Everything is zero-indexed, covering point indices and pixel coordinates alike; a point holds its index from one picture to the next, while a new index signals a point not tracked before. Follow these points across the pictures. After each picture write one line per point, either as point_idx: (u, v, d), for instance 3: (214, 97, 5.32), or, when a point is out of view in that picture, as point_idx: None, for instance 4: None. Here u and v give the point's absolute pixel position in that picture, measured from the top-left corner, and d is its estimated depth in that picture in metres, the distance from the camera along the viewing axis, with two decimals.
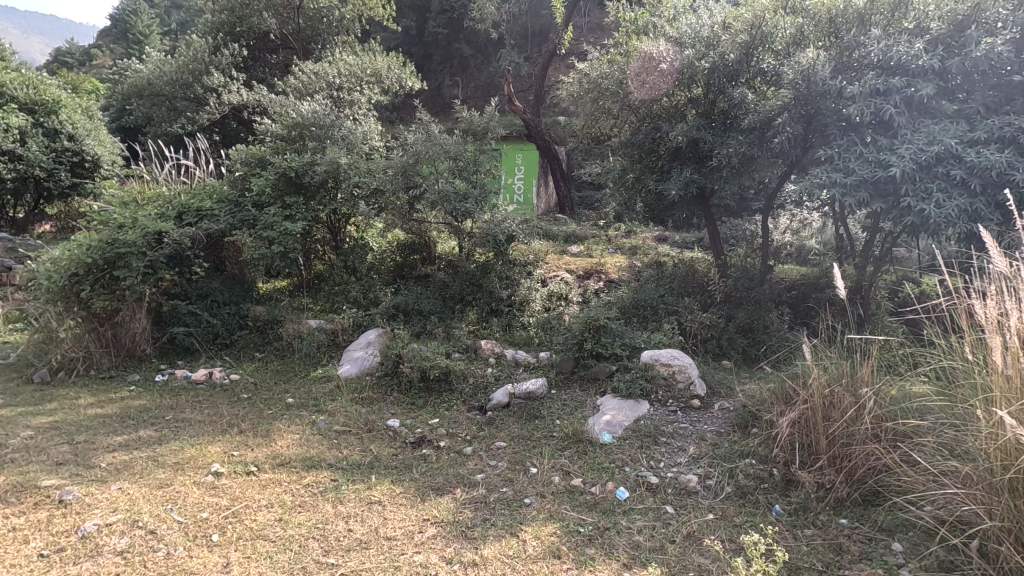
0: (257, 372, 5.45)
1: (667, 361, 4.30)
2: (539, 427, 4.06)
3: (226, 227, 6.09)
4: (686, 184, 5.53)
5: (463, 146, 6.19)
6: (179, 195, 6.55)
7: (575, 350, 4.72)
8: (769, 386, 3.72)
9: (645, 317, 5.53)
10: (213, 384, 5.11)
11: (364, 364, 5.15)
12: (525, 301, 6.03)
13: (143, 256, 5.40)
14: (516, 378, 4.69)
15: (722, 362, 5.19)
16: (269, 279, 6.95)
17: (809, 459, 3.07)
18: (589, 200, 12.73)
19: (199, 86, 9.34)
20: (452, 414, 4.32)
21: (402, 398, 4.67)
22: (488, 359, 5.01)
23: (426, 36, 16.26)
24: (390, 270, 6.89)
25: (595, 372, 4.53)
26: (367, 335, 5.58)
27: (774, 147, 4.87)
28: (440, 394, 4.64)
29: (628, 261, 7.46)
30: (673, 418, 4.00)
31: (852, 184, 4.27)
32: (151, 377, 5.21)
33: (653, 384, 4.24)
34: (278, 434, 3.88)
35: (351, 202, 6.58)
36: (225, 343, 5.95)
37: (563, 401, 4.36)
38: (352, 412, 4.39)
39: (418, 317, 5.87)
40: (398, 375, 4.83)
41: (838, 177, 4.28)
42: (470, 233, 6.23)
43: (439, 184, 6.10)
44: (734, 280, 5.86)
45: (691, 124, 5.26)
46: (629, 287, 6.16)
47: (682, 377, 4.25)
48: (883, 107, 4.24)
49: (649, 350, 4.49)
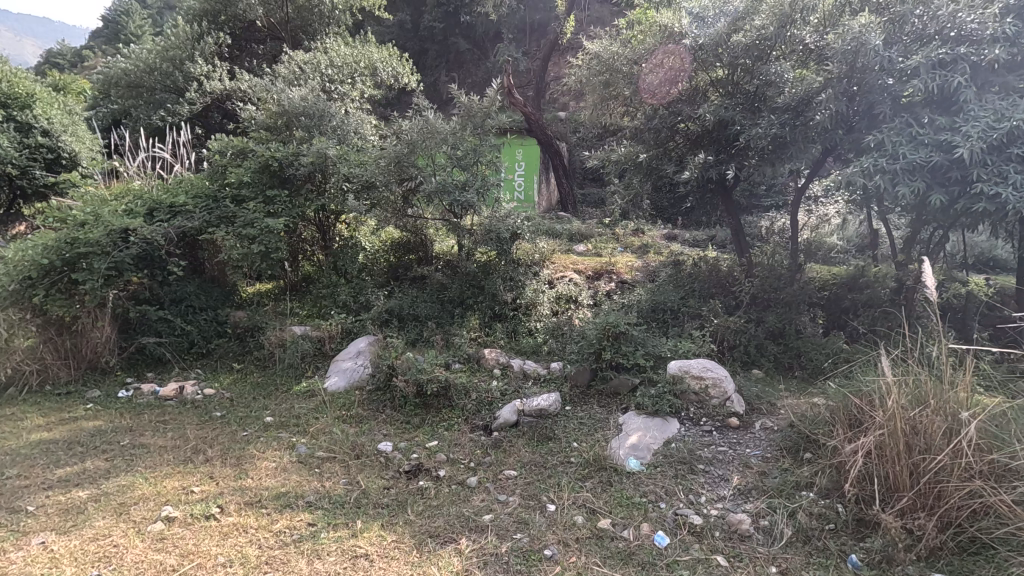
0: (235, 385, 4.89)
1: (700, 375, 3.77)
2: (554, 451, 3.52)
3: (200, 225, 5.52)
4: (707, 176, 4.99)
5: (463, 135, 5.66)
6: (152, 190, 5.97)
7: (592, 360, 4.12)
8: (828, 406, 3.18)
9: (665, 322, 5.00)
10: (183, 400, 4.55)
11: (354, 376, 4.68)
12: (532, 304, 5.48)
13: (107, 257, 4.86)
14: (525, 392, 4.13)
15: (753, 372, 4.66)
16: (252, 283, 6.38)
17: (891, 498, 2.53)
18: (592, 198, 12.21)
19: (180, 76, 8.75)
20: (453, 436, 3.78)
21: (395, 416, 4.11)
22: (492, 369, 4.47)
23: (422, 31, 15.72)
24: (383, 271, 6.34)
25: (616, 385, 3.99)
26: (357, 343, 5.03)
27: (812, 130, 4.31)
28: (439, 411, 4.09)
29: (640, 261, 6.92)
30: (710, 441, 3.47)
31: (907, 170, 3.72)
32: (114, 393, 4.65)
33: (683, 400, 3.73)
34: (252, 463, 3.33)
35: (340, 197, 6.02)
36: (200, 353, 5.40)
37: (580, 419, 3.82)
38: (338, 433, 3.84)
39: (414, 323, 5.32)
40: (391, 390, 4.28)
41: (891, 162, 3.75)
42: (470, 230, 5.69)
43: (436, 176, 5.56)
44: (761, 280, 5.32)
45: (717, 106, 4.72)
46: (646, 288, 5.63)
47: (717, 392, 3.72)
48: (949, 79, 3.67)
49: (677, 360, 3.96)
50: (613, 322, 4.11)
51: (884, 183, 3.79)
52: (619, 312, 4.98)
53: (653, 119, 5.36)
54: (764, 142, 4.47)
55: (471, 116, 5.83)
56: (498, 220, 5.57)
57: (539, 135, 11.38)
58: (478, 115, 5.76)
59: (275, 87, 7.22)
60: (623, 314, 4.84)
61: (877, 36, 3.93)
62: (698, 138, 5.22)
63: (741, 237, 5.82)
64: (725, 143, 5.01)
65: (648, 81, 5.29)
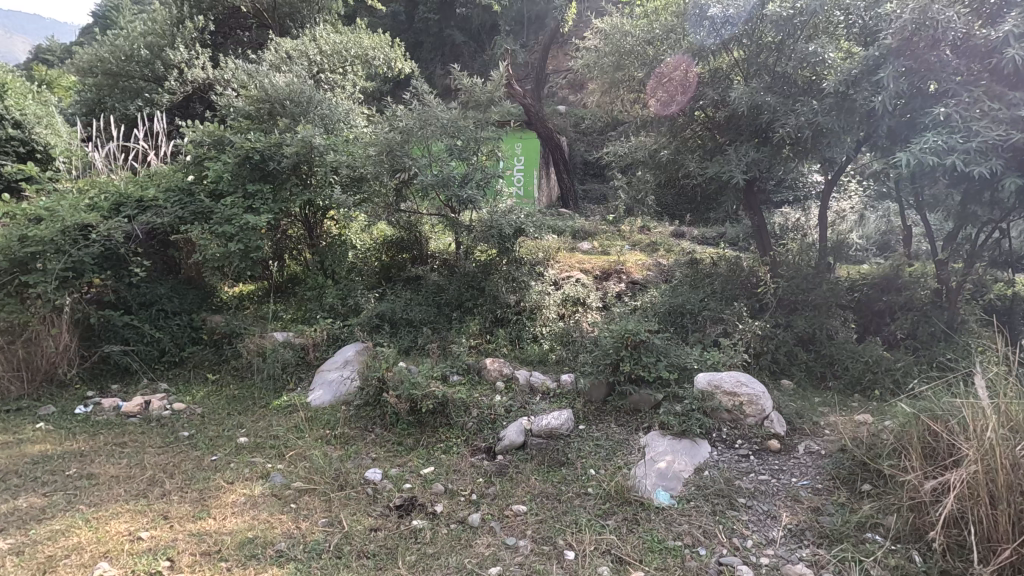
0: (209, 399, 4.41)
1: (732, 391, 3.31)
2: (568, 480, 3.06)
3: (173, 221, 5.02)
4: (751, 169, 4.44)
5: (462, 122, 5.16)
6: (119, 183, 5.45)
7: (608, 373, 3.65)
8: (891, 429, 2.74)
9: (684, 328, 4.55)
10: (148, 417, 4.06)
11: (340, 390, 4.20)
12: (537, 307, 5.01)
13: (64, 257, 4.37)
14: (533, 410, 3.66)
15: (783, 384, 4.21)
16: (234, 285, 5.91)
17: (988, 551, 2.10)
18: (593, 195, 11.75)
19: (159, 63, 8.19)
20: (452, 461, 3.32)
21: (386, 437, 3.65)
22: (495, 382, 4.00)
23: (416, 23, 15.13)
24: (374, 271, 5.86)
25: (635, 402, 3.52)
26: (345, 351, 4.55)
27: (857, 112, 3.87)
28: (436, 431, 3.62)
29: (651, 260, 6.46)
30: (747, 468, 3.02)
31: (979, 148, 3.33)
32: (71, 409, 4.16)
33: (714, 419, 3.27)
34: (216, 498, 2.87)
35: (326, 190, 5.44)
36: (173, 362, 4.93)
37: (596, 441, 3.36)
38: (321, 458, 3.37)
39: (408, 329, 4.85)
40: (381, 406, 3.81)
41: (960, 139, 3.34)
42: (469, 227, 5.20)
43: (433, 167, 5.08)
44: (788, 281, 4.86)
45: (749, 88, 4.25)
46: (661, 290, 5.17)
47: (753, 410, 3.27)
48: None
49: (704, 373, 3.51)
50: (632, 330, 3.65)
51: (952, 163, 3.38)
52: (634, 317, 4.52)
53: (672, 104, 4.88)
54: (803, 127, 4.00)
55: (471, 101, 5.34)
56: (499, 216, 5.10)
57: (538, 129, 10.88)
58: (478, 100, 5.28)
59: (258, 73, 6.70)
60: (639, 319, 4.38)
61: (942, 4, 3.54)
62: (728, 126, 4.71)
63: (764, 234, 5.36)
64: (754, 134, 4.52)
65: (669, 74, 4.87)
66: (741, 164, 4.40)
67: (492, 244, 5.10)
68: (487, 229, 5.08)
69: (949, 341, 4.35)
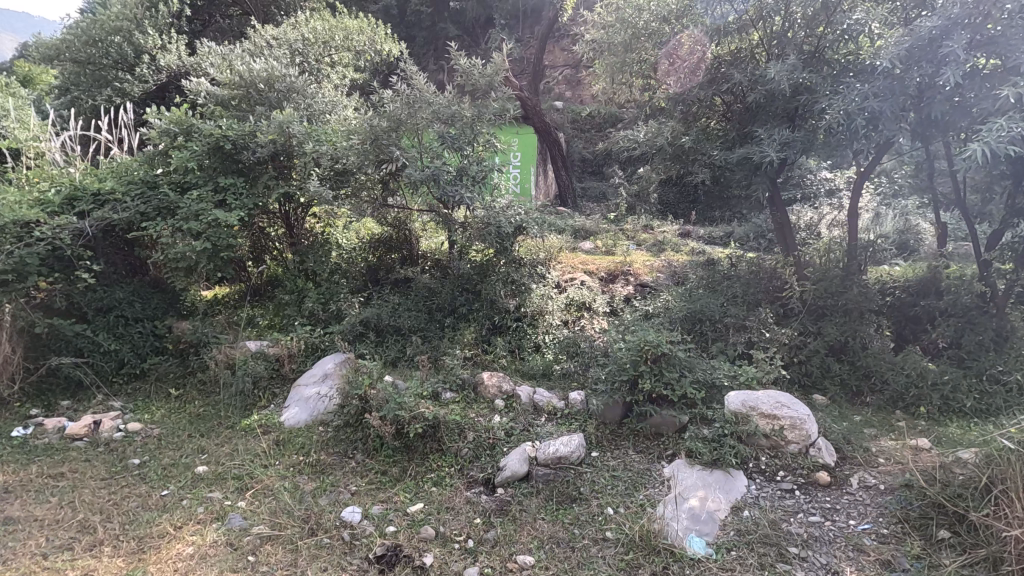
0: (170, 418, 3.91)
1: (772, 413, 2.84)
2: (582, 522, 2.60)
3: (133, 217, 4.49)
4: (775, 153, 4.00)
5: (457, 107, 4.65)
6: (74, 174, 4.90)
7: (625, 391, 3.16)
8: (980, 465, 2.31)
9: (705, 337, 4.09)
10: (97, 441, 3.56)
11: (317, 408, 3.71)
12: (540, 312, 4.53)
13: (4, 257, 3.85)
14: (538, 433, 3.18)
15: (815, 399, 3.77)
16: (208, 289, 5.43)
17: None
18: (592, 192, 11.29)
19: (128, 49, 7.57)
20: (445, 497, 2.84)
21: (369, 464, 3.16)
22: (494, 400, 3.50)
23: (408, 15, 14.53)
24: (360, 273, 5.35)
25: (655, 424, 3.06)
26: (323, 363, 4.05)
27: (908, 95, 3.41)
28: (426, 458, 3.14)
29: (659, 260, 6.00)
30: (794, 505, 2.56)
31: None
32: (9, 431, 3.64)
33: (750, 447, 2.81)
34: (158, 549, 2.45)
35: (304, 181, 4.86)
36: (133, 375, 4.43)
37: (612, 472, 2.89)
38: (291, 494, 2.89)
39: (396, 338, 4.35)
40: (363, 428, 3.32)
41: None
42: (464, 224, 4.71)
43: (425, 159, 4.59)
44: (816, 283, 4.40)
45: (785, 64, 3.73)
46: (674, 294, 4.71)
47: (795, 436, 2.80)
48: None
49: (737, 392, 3.03)
50: (651, 341, 3.14)
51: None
52: (649, 325, 4.04)
53: (694, 75, 4.55)
54: (851, 120, 3.50)
55: (466, 85, 4.81)
56: (497, 214, 4.60)
57: (536, 123, 10.39)
58: (476, 83, 4.75)
59: (232, 56, 6.14)
60: (654, 328, 3.90)
61: None
62: (754, 110, 4.22)
63: (787, 232, 4.88)
64: (787, 113, 3.99)
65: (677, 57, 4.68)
66: (774, 143, 3.86)
67: (489, 243, 4.60)
68: (483, 227, 4.58)
69: (998, 352, 3.95)
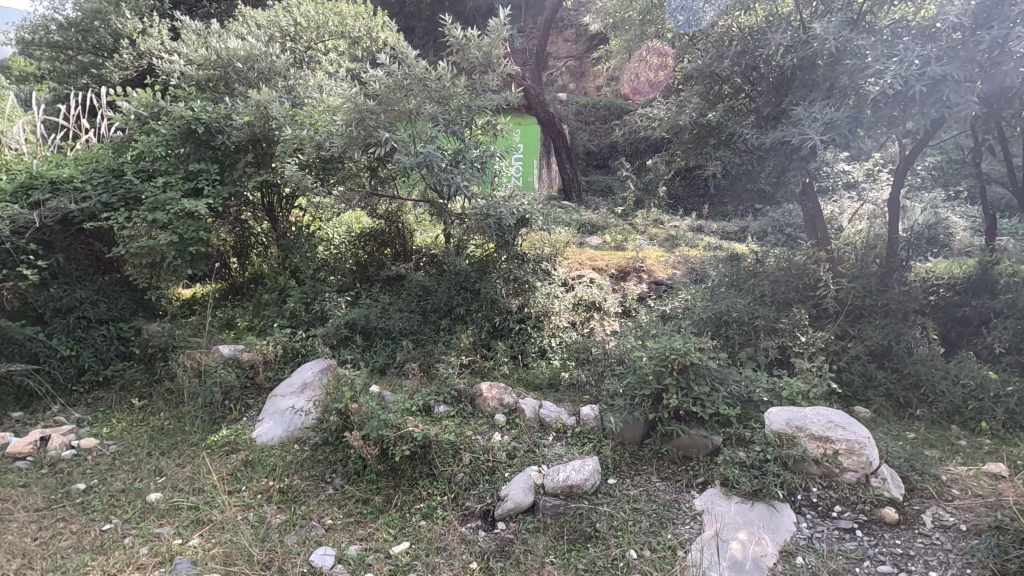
0: (130, 433, 3.47)
1: (824, 436, 2.39)
2: (599, 570, 2.16)
3: (95, 207, 4.05)
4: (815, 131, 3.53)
5: (452, 86, 4.18)
6: (32, 161, 4.45)
7: (646, 406, 2.70)
8: None
9: (732, 341, 3.63)
10: (42, 461, 3.13)
11: (293, 423, 3.27)
12: (545, 313, 4.08)
13: None
14: (545, 456, 2.73)
15: (860, 413, 3.32)
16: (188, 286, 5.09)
17: None
18: (598, 186, 10.83)
19: (108, 34, 7.12)
20: (437, 535, 2.41)
21: (349, 491, 2.73)
22: (494, 415, 3.05)
23: (408, 5, 14.07)
24: (348, 269, 4.91)
25: (681, 446, 2.61)
26: (302, 371, 3.60)
27: (976, 62, 3.08)
28: (415, 485, 2.70)
29: (673, 256, 5.55)
30: (857, 550, 2.12)
31: None
32: None
33: (799, 476, 2.36)
34: None
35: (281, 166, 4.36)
36: (96, 382, 4.01)
37: (634, 503, 2.44)
38: (254, 531, 2.46)
39: (385, 342, 3.91)
40: (344, 448, 2.88)
41: None
42: (461, 216, 4.25)
43: (417, 142, 4.11)
44: (854, 281, 3.93)
45: (832, 27, 3.37)
46: (694, 294, 4.26)
47: (853, 463, 2.34)
48: None
49: (780, 409, 2.58)
50: (677, 348, 2.67)
51: None
52: (669, 328, 3.58)
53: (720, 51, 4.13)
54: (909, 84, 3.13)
55: (462, 61, 4.34)
56: (497, 204, 4.14)
57: (539, 114, 9.92)
58: (473, 59, 4.27)
59: (211, 34, 5.67)
60: (676, 332, 3.44)
61: None
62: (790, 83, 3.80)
63: (820, 223, 4.41)
64: (825, 88, 3.51)
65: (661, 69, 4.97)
66: (815, 120, 3.40)
67: (488, 237, 4.14)
68: (482, 218, 4.12)
69: None
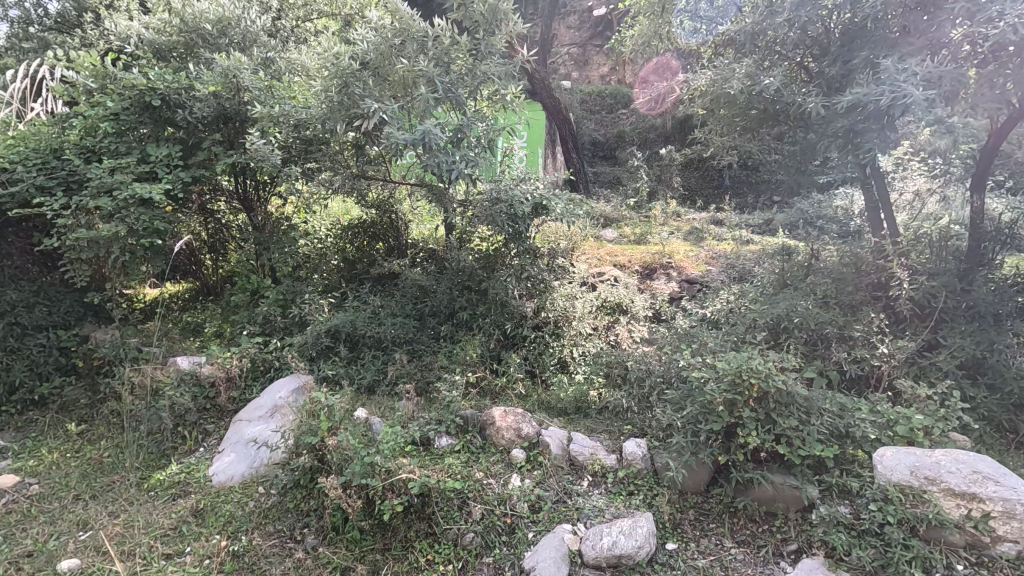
0: (59, 468, 2.81)
1: (966, 492, 1.77)
2: None
3: (26, 191, 3.35)
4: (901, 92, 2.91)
5: (455, 47, 3.50)
6: None
7: (714, 446, 2.06)
8: None
9: (796, 353, 2.99)
10: None
11: (259, 460, 2.63)
12: (565, 318, 3.43)
13: None
14: (582, 510, 2.09)
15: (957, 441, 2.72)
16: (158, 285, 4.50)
17: None
18: (605, 177, 10.18)
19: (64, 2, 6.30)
20: None
21: (326, 556, 2.09)
22: (510, 450, 2.41)
23: None
24: (334, 266, 4.26)
25: (762, 501, 1.98)
26: (273, 392, 2.96)
27: None
28: (410, 549, 2.06)
29: (703, 250, 4.90)
30: None
31: None
32: None
33: (935, 547, 1.75)
34: None
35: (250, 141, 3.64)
36: (30, 402, 3.34)
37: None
38: None
39: (374, 354, 3.25)
40: (320, 497, 2.24)
41: None
42: (464, 203, 3.59)
43: (412, 114, 3.45)
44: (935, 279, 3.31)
45: None
46: (740, 295, 3.61)
47: (1010, 530, 1.73)
48: None
49: (897, 450, 1.95)
50: (754, 369, 2.03)
51: None
52: (721, 338, 2.93)
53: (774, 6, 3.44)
54: None
55: (466, 20, 3.68)
56: (507, 188, 3.48)
57: (544, 99, 9.22)
58: (480, 17, 3.61)
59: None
60: (732, 343, 2.80)
61: None
62: (867, 38, 3.15)
63: (889, 209, 3.69)
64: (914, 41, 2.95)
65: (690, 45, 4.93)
66: (909, 79, 2.75)
67: (495, 227, 3.48)
68: (490, 204, 3.45)
69: None
